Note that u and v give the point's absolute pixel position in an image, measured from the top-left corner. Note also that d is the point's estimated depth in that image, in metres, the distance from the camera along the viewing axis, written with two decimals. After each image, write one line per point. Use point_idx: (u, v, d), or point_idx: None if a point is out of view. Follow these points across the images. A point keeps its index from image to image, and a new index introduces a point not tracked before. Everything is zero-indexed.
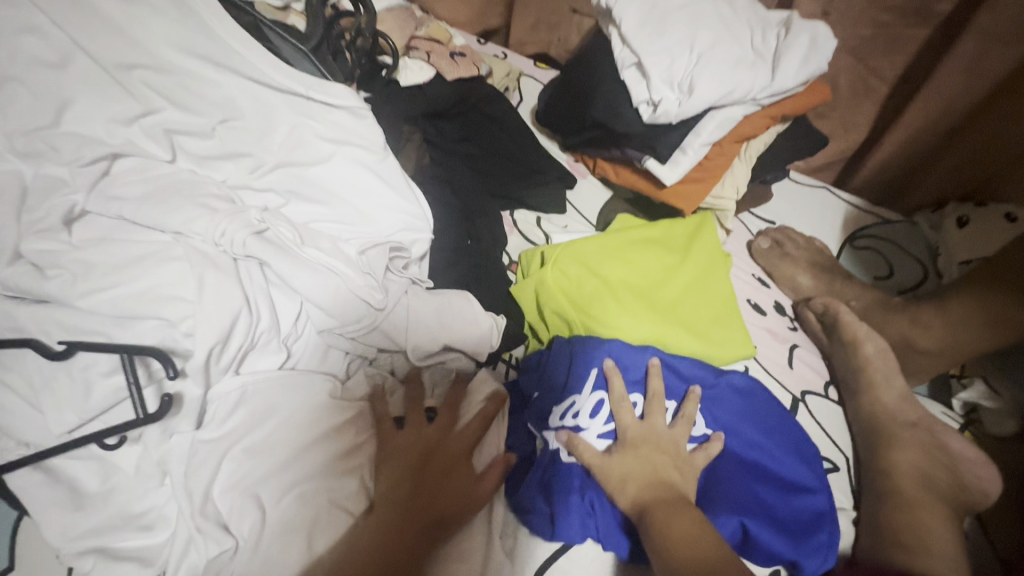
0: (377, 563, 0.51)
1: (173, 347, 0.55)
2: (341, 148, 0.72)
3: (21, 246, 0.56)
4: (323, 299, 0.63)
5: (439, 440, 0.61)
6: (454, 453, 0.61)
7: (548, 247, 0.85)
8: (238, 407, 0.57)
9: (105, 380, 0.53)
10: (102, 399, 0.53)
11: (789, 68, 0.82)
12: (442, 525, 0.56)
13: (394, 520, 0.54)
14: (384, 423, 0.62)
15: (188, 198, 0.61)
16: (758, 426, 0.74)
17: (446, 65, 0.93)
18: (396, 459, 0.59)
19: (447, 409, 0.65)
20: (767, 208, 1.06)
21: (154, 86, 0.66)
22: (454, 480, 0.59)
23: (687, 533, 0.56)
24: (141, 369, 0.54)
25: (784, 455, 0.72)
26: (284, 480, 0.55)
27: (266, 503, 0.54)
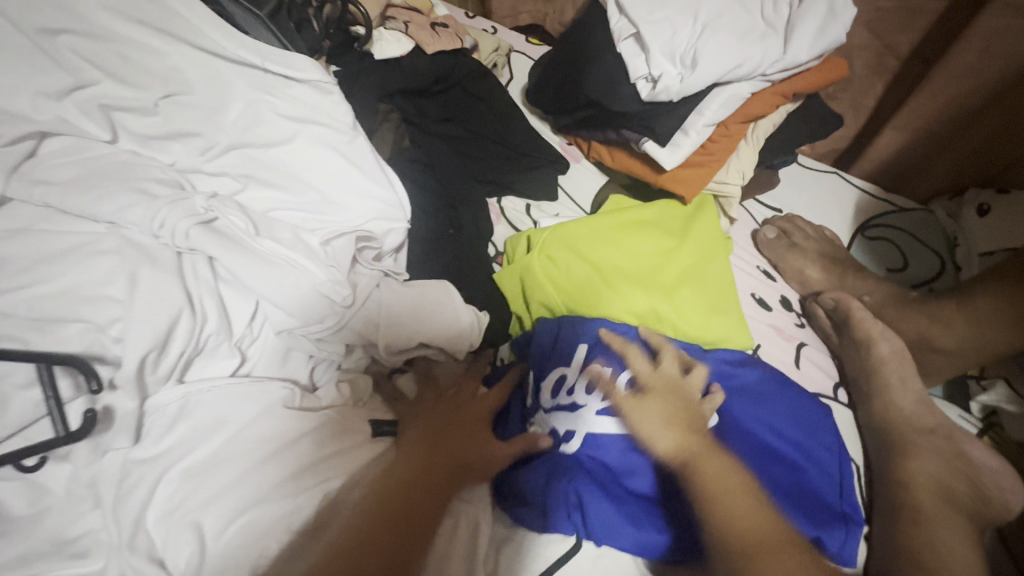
0: (398, 511, 0.51)
1: (101, 353, 0.48)
2: (304, 128, 0.65)
3: None
4: (280, 296, 0.56)
5: (420, 447, 0.57)
6: (432, 457, 0.56)
7: (535, 231, 0.79)
8: (179, 419, 0.51)
9: (24, 392, 0.47)
10: (20, 414, 0.46)
11: (803, 40, 0.75)
12: (463, 474, 0.57)
13: (390, 496, 0.51)
14: (399, 401, 0.64)
15: (123, 182, 0.54)
16: (755, 402, 0.66)
17: (426, 37, 0.85)
18: (419, 422, 0.60)
19: (429, 412, 0.61)
20: (773, 195, 0.99)
21: (86, 54, 0.58)
22: (428, 485, 0.53)
23: (739, 504, 0.52)
24: (67, 380, 0.48)
25: (793, 433, 0.65)
26: (225, 508, 0.49)
27: (206, 534, 0.48)
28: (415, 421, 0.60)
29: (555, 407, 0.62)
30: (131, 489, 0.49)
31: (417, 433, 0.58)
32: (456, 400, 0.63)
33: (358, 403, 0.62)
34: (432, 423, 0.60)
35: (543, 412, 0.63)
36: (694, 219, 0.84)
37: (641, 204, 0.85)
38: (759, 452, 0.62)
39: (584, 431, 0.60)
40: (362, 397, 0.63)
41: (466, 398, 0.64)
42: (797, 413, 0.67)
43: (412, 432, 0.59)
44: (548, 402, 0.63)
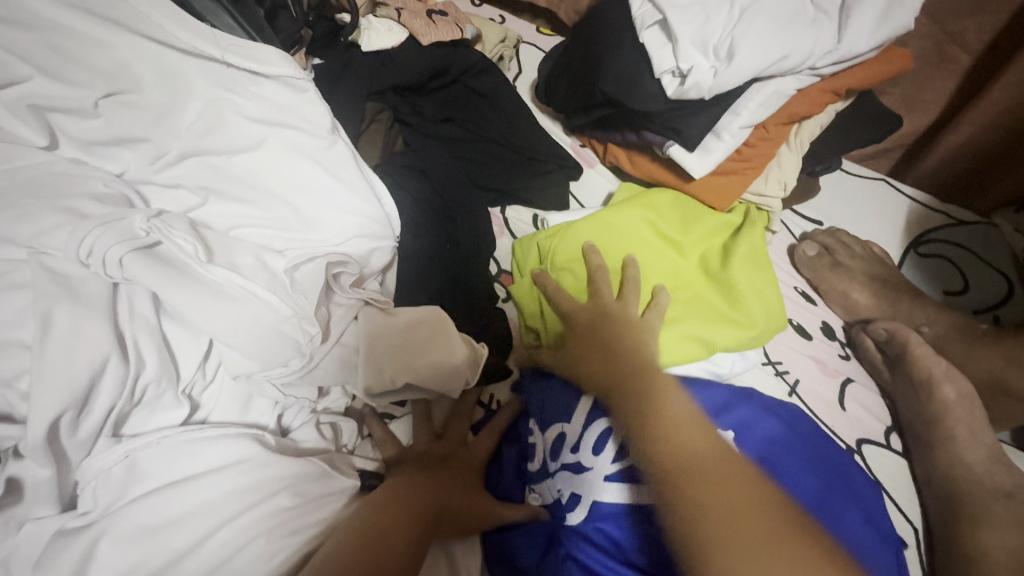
0: (409, 519, 0.46)
1: (9, 413, 0.41)
2: (273, 132, 0.56)
3: None
4: (234, 335, 0.47)
5: (406, 494, 0.48)
6: (414, 505, 0.47)
7: (545, 236, 0.69)
8: (128, 482, 0.42)
9: None
10: None
11: (861, 27, 0.64)
12: (446, 519, 0.49)
13: (389, 513, 0.45)
14: (386, 444, 0.54)
15: (48, 199, 0.46)
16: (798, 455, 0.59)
17: (421, 26, 0.74)
18: (408, 462, 0.53)
19: (413, 472, 0.51)
20: (814, 204, 0.88)
21: (11, 45, 0.49)
22: (412, 525, 0.45)
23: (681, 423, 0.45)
24: None
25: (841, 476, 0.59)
26: None
27: None
28: (404, 475, 0.51)
29: (557, 467, 0.55)
30: (51, 558, 0.38)
31: (405, 482, 0.50)
32: (458, 455, 0.56)
33: (342, 449, 0.55)
34: (412, 480, 0.50)
35: (547, 478, 0.56)
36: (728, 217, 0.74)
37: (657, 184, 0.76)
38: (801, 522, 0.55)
39: (590, 496, 0.53)
40: (347, 443, 0.55)
41: (459, 453, 0.56)
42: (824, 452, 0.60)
43: (395, 485, 0.49)
44: (550, 462, 0.56)
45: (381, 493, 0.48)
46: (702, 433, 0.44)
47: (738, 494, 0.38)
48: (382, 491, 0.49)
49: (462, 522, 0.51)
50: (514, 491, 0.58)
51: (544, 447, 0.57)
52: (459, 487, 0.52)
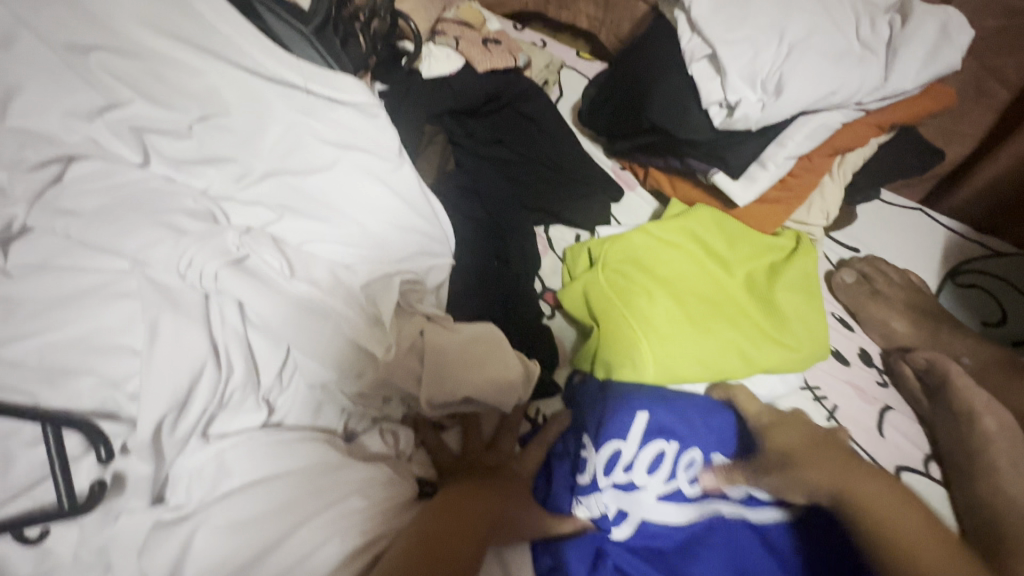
0: (463, 528, 0.47)
1: (115, 412, 0.44)
2: (345, 154, 0.60)
3: None
4: (315, 346, 0.51)
5: (457, 510, 0.49)
6: (466, 522, 0.48)
7: (596, 243, 0.73)
8: (219, 480, 0.46)
9: (30, 451, 0.41)
10: (27, 472, 0.41)
11: (908, 64, 0.66)
12: (498, 526, 0.51)
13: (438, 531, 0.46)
14: (441, 452, 0.58)
15: (150, 215, 0.50)
16: None
17: (478, 54, 0.79)
18: (460, 474, 0.55)
19: (466, 481, 0.54)
20: (852, 231, 0.89)
21: (119, 73, 0.53)
22: (465, 541, 0.47)
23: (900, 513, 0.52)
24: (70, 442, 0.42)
25: None
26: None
27: None
28: (458, 488, 0.52)
29: (608, 483, 0.56)
30: (153, 547, 0.43)
31: (456, 498, 0.51)
32: (510, 466, 0.59)
33: (401, 457, 0.57)
34: (462, 496, 0.51)
35: (597, 493, 0.56)
36: (776, 239, 0.76)
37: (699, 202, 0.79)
38: None
39: (638, 515, 0.56)
40: (405, 451, 0.57)
41: (509, 466, 0.59)
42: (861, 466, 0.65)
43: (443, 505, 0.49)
44: (602, 477, 0.57)
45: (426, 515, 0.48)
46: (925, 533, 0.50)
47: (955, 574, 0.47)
48: (429, 510, 0.49)
49: (516, 531, 0.53)
50: (562, 503, 0.58)
51: (597, 463, 0.57)
52: (511, 498, 0.54)
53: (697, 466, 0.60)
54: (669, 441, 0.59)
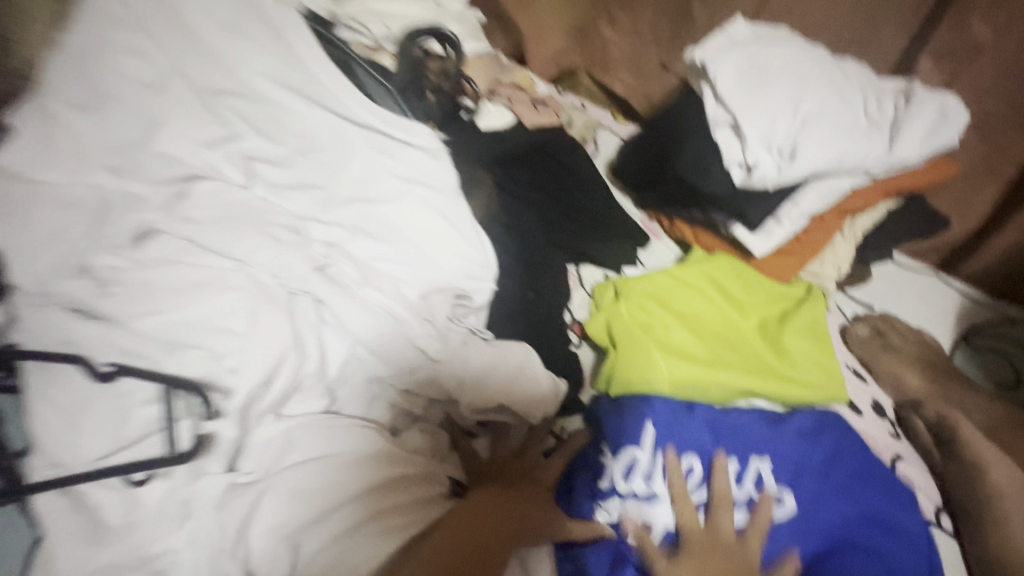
0: (490, 527, 0.53)
1: (214, 381, 0.52)
2: (412, 188, 0.69)
3: (87, 260, 0.54)
4: (377, 342, 0.60)
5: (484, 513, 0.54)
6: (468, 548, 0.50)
7: (621, 280, 0.81)
8: (285, 452, 0.53)
9: (143, 409, 0.50)
10: (139, 427, 0.49)
11: (912, 137, 0.76)
12: (521, 533, 0.55)
13: (468, 531, 0.52)
14: (470, 457, 0.64)
15: (255, 227, 0.61)
16: (832, 469, 0.68)
17: (527, 112, 0.92)
18: (490, 480, 0.61)
19: (495, 487, 0.59)
20: (867, 289, 0.94)
21: (242, 114, 0.66)
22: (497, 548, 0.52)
23: None
24: (179, 403, 0.51)
25: (885, 507, 0.67)
26: (319, 535, 0.50)
27: (303, 556, 0.49)
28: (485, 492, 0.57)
29: (628, 490, 0.63)
30: (228, 505, 0.50)
31: (486, 500, 0.56)
32: (544, 471, 0.64)
33: (437, 458, 0.63)
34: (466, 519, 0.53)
35: (617, 498, 0.62)
36: (788, 288, 0.83)
37: (717, 252, 0.86)
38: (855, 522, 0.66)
39: (658, 516, 0.63)
40: (440, 452, 0.63)
41: (535, 473, 0.63)
42: (868, 473, 0.69)
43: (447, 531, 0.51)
44: (621, 482, 0.63)
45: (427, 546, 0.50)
46: None
47: None
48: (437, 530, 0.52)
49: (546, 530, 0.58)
50: (584, 508, 0.63)
51: (617, 470, 0.63)
52: (539, 503, 0.59)
53: (697, 471, 0.66)
54: (672, 447, 0.65)
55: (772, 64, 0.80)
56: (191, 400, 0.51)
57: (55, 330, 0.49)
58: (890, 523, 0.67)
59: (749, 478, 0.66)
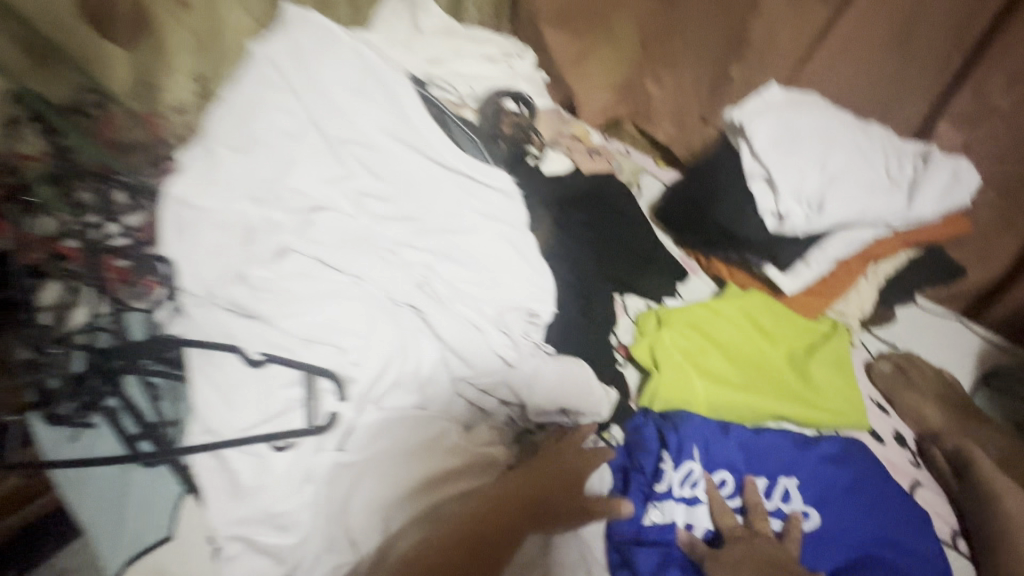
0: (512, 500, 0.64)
1: (339, 371, 0.67)
2: (491, 224, 0.82)
3: (244, 271, 0.71)
4: (463, 348, 0.73)
5: (503, 498, 0.64)
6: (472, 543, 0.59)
7: (662, 310, 0.91)
8: (377, 439, 0.66)
9: (285, 389, 0.65)
10: (278, 404, 0.65)
11: (928, 197, 0.86)
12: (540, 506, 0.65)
13: (491, 500, 0.63)
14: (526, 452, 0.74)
15: (368, 250, 0.76)
16: (858, 496, 0.74)
17: (584, 160, 1.07)
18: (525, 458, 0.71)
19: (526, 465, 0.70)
20: (890, 329, 1.02)
21: (360, 159, 0.80)
22: (516, 527, 0.62)
23: None
24: (311, 386, 0.65)
25: (908, 533, 0.72)
26: (399, 514, 0.63)
27: (388, 525, 0.63)
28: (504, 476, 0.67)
29: (679, 495, 0.72)
30: (334, 482, 0.64)
31: (510, 477, 0.67)
32: (571, 453, 0.71)
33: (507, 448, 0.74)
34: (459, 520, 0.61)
35: (669, 500, 0.71)
36: (815, 323, 0.92)
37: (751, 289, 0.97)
38: (879, 545, 0.71)
39: (701, 518, 0.72)
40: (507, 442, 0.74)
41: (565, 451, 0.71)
42: (892, 501, 0.74)
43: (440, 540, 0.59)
44: (676, 487, 0.72)
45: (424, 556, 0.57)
46: None
47: None
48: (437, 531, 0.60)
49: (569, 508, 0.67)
50: (635, 511, 0.71)
51: (673, 476, 0.72)
52: (561, 486, 0.67)
53: (729, 483, 0.74)
54: (712, 460, 0.74)
55: (804, 127, 0.91)
56: (321, 384, 0.66)
57: (226, 326, 0.67)
58: (913, 548, 0.72)
59: (777, 493, 0.74)
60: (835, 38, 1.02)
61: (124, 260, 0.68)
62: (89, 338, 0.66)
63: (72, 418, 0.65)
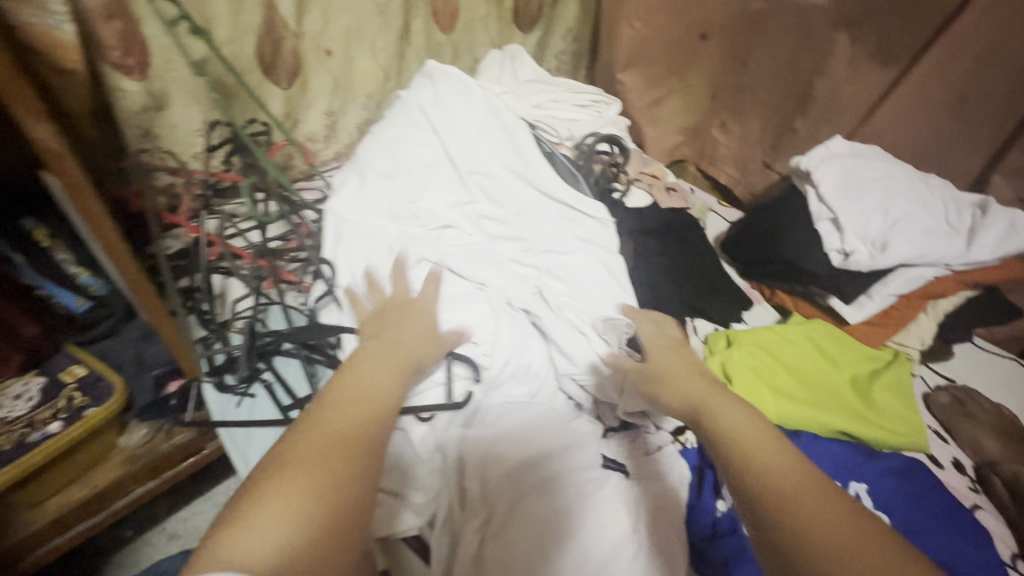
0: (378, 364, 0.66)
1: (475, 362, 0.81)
2: (588, 247, 0.94)
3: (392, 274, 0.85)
4: (573, 349, 0.85)
5: (369, 381, 0.62)
6: (359, 412, 0.58)
7: (732, 332, 1.02)
8: (500, 419, 0.79)
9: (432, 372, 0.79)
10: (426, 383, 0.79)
11: (986, 243, 0.95)
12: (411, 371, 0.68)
13: (372, 363, 0.66)
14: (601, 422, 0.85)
15: (489, 263, 0.91)
16: (917, 505, 0.83)
17: (662, 196, 1.19)
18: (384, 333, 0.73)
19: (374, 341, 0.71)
20: (948, 365, 1.09)
21: (483, 187, 0.96)
22: (392, 388, 0.63)
23: (760, 441, 0.58)
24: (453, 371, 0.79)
25: (970, 543, 0.80)
26: (507, 486, 0.72)
27: (499, 494, 0.72)
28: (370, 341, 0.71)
29: None
30: (471, 455, 0.75)
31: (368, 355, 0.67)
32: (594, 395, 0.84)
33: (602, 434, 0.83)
34: (340, 397, 0.59)
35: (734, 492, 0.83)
36: (877, 351, 1.00)
37: (817, 318, 1.05)
38: (944, 549, 0.79)
39: None
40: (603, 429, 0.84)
41: (408, 304, 0.79)
42: (951, 513, 0.83)
43: (310, 432, 0.54)
44: None
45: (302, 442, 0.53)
46: (789, 460, 0.55)
47: (814, 490, 0.52)
48: (306, 423, 0.55)
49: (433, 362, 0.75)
50: (708, 502, 0.83)
51: None
52: (412, 351, 0.71)
53: None
54: None
55: (865, 176, 1.03)
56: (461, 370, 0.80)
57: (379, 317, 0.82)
58: (978, 557, 0.78)
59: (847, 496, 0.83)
60: (895, 98, 1.13)
61: (290, 264, 1.00)
62: (208, 305, 0.96)
63: (239, 387, 0.88)
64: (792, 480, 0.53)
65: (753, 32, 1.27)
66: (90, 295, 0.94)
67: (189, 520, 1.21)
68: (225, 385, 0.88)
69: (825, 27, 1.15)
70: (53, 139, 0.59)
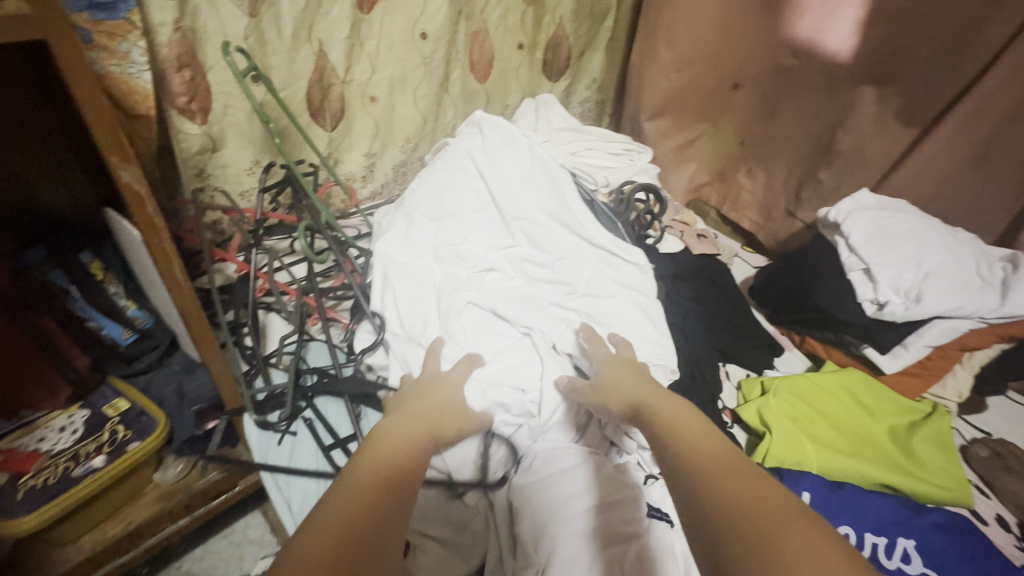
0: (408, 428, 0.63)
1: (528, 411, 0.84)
2: (627, 292, 0.97)
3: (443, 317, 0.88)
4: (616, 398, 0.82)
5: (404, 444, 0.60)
6: (393, 468, 0.55)
7: (767, 379, 1.02)
8: (547, 463, 0.77)
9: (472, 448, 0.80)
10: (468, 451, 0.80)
11: (1019, 297, 0.96)
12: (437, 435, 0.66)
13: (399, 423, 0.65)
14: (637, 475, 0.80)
15: (532, 306, 0.92)
16: (969, 565, 0.81)
17: (694, 241, 1.22)
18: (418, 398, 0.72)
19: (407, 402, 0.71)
20: (982, 417, 1.09)
21: (527, 232, 0.98)
22: (421, 454, 0.60)
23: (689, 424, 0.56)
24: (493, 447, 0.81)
25: None
26: (551, 533, 0.69)
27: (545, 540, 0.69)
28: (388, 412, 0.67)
29: None
30: (519, 500, 0.73)
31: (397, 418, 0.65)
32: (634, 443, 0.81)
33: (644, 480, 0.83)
34: (364, 457, 0.56)
35: None
36: (915, 403, 1.00)
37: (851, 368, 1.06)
38: None
39: None
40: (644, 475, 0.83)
41: (433, 375, 0.77)
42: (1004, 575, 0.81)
43: (338, 494, 0.50)
44: None
45: (324, 506, 0.48)
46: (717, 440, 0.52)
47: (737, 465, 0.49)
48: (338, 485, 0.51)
49: (456, 428, 0.71)
50: None
51: None
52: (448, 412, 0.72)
53: (852, 536, 0.84)
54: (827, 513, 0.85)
55: (895, 229, 1.05)
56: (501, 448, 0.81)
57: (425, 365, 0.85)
58: None
59: (896, 552, 0.82)
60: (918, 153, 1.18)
61: (336, 302, 1.03)
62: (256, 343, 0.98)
63: (282, 425, 0.88)
64: (718, 455, 0.50)
65: (779, 85, 1.32)
66: (136, 328, 0.94)
67: (207, 560, 1.17)
68: (267, 421, 0.89)
69: (849, 84, 1.20)
70: (138, 181, 0.62)
